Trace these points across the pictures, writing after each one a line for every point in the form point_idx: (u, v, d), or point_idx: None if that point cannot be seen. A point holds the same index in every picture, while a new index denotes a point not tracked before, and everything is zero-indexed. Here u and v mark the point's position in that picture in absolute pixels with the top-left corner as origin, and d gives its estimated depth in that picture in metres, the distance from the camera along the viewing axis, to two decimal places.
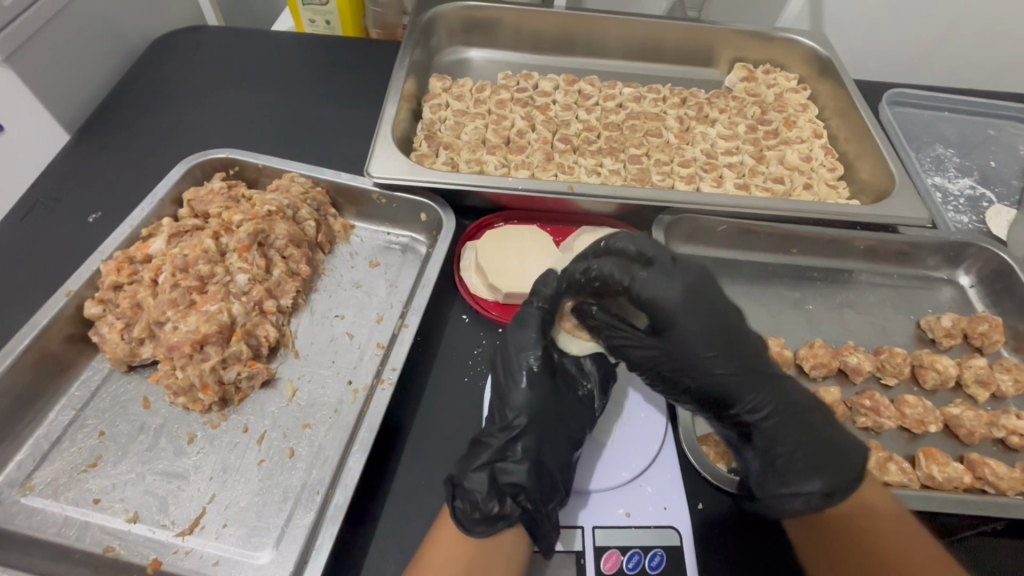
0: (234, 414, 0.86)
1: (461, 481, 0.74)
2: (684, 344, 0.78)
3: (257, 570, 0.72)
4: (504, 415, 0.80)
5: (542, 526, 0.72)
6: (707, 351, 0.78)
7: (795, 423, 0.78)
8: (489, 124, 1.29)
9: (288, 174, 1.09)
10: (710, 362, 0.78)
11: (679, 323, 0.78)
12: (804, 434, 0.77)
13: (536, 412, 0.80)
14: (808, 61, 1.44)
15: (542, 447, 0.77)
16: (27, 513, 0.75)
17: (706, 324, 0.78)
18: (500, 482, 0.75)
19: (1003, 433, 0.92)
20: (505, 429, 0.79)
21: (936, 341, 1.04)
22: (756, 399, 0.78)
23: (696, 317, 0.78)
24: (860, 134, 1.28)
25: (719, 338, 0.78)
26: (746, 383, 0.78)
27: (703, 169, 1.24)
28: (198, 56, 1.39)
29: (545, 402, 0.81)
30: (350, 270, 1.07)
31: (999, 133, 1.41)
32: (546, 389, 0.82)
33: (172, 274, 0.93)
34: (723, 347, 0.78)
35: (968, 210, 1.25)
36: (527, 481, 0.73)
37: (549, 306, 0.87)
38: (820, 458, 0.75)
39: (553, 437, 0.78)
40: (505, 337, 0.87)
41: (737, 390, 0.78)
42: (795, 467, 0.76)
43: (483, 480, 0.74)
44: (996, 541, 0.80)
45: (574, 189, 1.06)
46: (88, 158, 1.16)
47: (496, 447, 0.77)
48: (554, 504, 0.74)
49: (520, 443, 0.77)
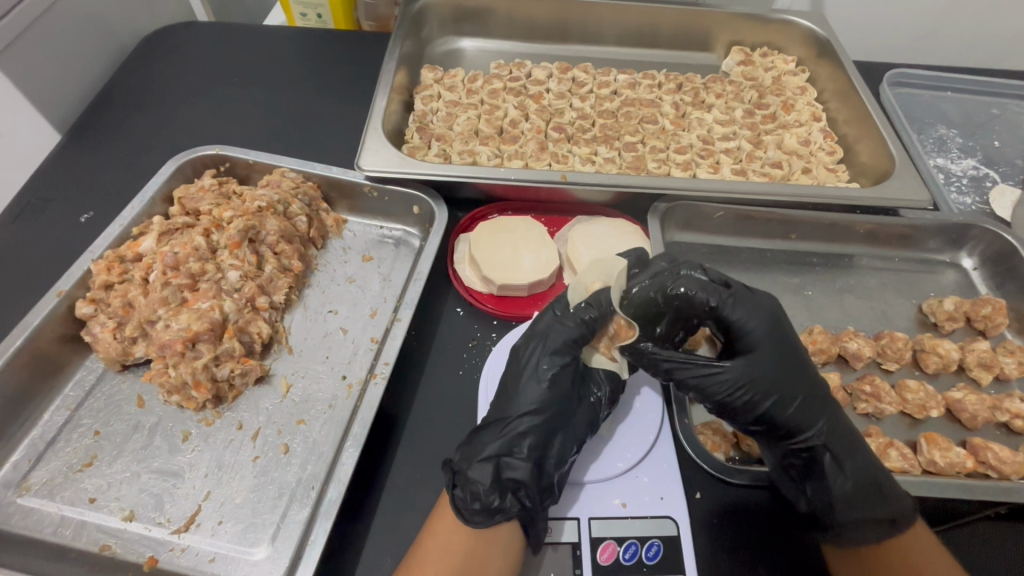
0: (228, 411, 0.86)
1: (463, 470, 0.73)
2: (756, 379, 0.78)
3: (253, 566, 0.72)
4: (514, 409, 0.78)
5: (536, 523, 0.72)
6: (770, 388, 0.78)
7: (848, 448, 0.77)
8: (481, 114, 1.27)
9: (279, 169, 1.09)
10: (777, 397, 0.77)
11: (772, 360, 0.79)
12: (857, 461, 0.76)
13: (552, 411, 0.78)
14: (806, 43, 1.42)
15: (547, 447, 0.76)
16: (23, 514, 0.75)
17: (779, 360, 0.79)
18: (504, 476, 0.73)
19: (1007, 416, 0.90)
20: (515, 422, 0.76)
21: (938, 324, 1.03)
22: (813, 426, 0.77)
23: (760, 354, 0.79)
24: (860, 116, 1.26)
25: (782, 372, 0.79)
26: (807, 413, 0.78)
27: (699, 155, 1.22)
28: (188, 53, 1.38)
29: (560, 401, 0.79)
30: (343, 264, 1.06)
31: (1003, 112, 1.38)
32: (563, 389, 0.79)
33: (163, 272, 0.92)
34: (785, 385, 0.78)
35: (971, 191, 1.22)
36: (528, 478, 0.72)
37: (595, 320, 0.82)
38: (877, 480, 0.75)
39: (562, 436, 0.77)
40: (533, 330, 0.84)
41: (797, 421, 0.77)
42: (860, 496, 0.74)
43: (486, 471, 0.72)
44: (1000, 525, 0.79)
45: (567, 178, 1.04)
46: (79, 158, 1.15)
47: (505, 441, 0.75)
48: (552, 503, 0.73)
49: (528, 439, 0.75)
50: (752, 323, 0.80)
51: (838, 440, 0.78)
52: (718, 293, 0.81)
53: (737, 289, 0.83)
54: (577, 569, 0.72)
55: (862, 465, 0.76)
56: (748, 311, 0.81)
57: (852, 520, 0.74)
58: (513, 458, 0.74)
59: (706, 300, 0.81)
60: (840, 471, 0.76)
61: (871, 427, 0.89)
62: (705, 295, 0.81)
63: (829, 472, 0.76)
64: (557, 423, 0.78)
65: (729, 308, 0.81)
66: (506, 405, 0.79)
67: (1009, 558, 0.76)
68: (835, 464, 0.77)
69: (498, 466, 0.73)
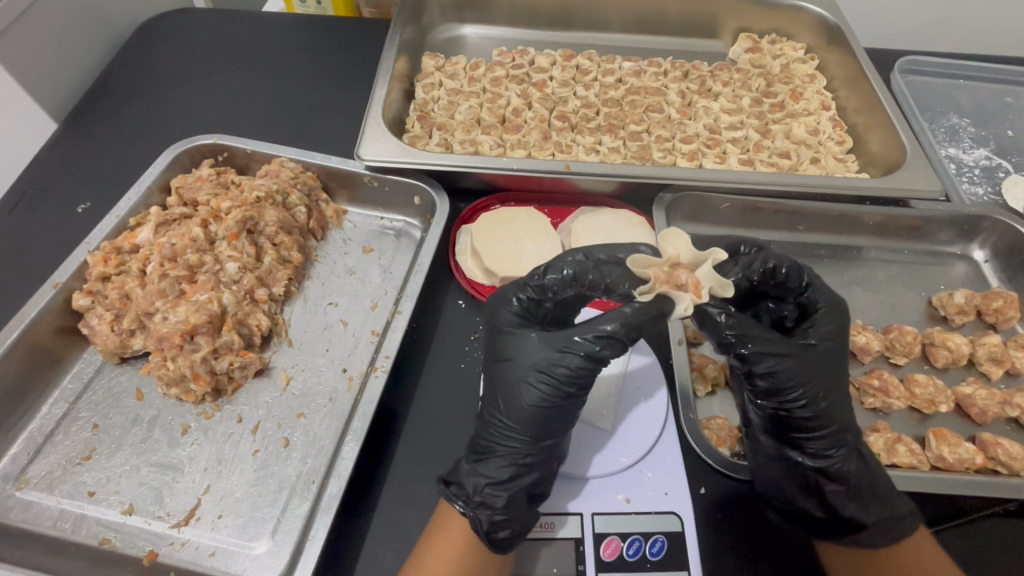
0: (227, 404, 0.85)
1: (461, 467, 0.75)
2: (811, 372, 0.72)
3: (254, 560, 0.72)
4: (491, 412, 0.76)
5: (504, 532, 0.69)
6: (826, 383, 0.74)
7: (863, 459, 0.75)
8: (483, 102, 1.25)
9: (278, 159, 1.07)
10: (829, 396, 0.74)
11: (832, 359, 0.75)
12: (869, 474, 0.74)
13: (515, 414, 0.74)
14: (816, 30, 1.38)
15: (517, 455, 0.73)
16: (23, 507, 0.75)
17: (837, 361, 0.75)
18: (484, 473, 0.73)
19: (1017, 412, 0.89)
20: (492, 424, 0.76)
21: (948, 318, 1.01)
22: (839, 429, 0.74)
23: (826, 348, 0.75)
24: (870, 104, 1.23)
25: (836, 372, 0.75)
26: (839, 416, 0.75)
27: (705, 144, 1.19)
28: (185, 40, 1.36)
29: (527, 408, 0.73)
30: (343, 256, 1.05)
31: (1017, 101, 1.35)
32: (518, 382, 0.74)
33: (160, 263, 0.91)
34: (834, 388, 0.74)
35: (983, 181, 1.19)
36: (500, 475, 0.72)
37: (539, 297, 0.78)
38: (878, 489, 0.73)
39: (525, 429, 0.73)
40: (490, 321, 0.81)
41: (826, 422, 0.74)
42: (870, 499, 0.73)
43: (474, 465, 0.74)
44: (1009, 522, 0.78)
45: (571, 168, 1.02)
46: (75, 147, 1.13)
47: (474, 448, 0.76)
48: (519, 498, 0.71)
49: (500, 438, 0.74)
50: (830, 321, 0.76)
51: (856, 448, 0.75)
52: (809, 285, 0.76)
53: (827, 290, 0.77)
54: (580, 566, 0.71)
55: (869, 478, 0.74)
56: (833, 311, 0.76)
57: (867, 521, 0.72)
58: (481, 467, 0.73)
59: (801, 283, 0.76)
60: (854, 477, 0.74)
61: (879, 422, 0.88)
62: (799, 280, 0.75)
63: (844, 476, 0.74)
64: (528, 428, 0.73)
65: (816, 298, 0.76)
66: (492, 403, 0.77)
67: (1018, 556, 0.75)
68: (851, 470, 0.74)
69: (468, 477, 0.73)
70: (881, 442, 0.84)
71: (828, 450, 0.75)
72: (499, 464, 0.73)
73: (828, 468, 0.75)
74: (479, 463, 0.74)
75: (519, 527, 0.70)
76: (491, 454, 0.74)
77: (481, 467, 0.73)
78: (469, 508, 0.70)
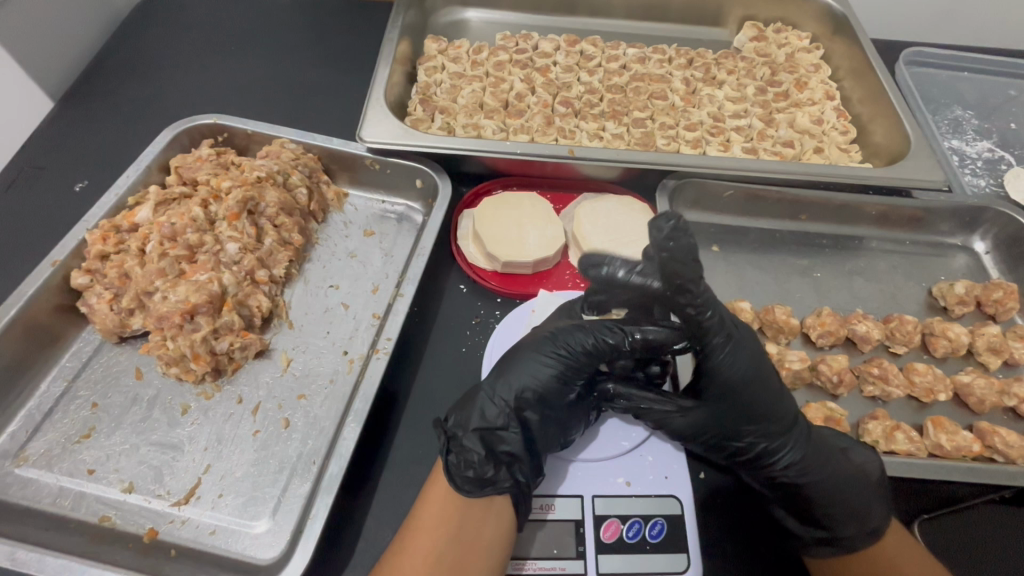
0: (228, 384, 0.85)
1: (455, 412, 0.75)
2: (710, 419, 0.73)
3: (254, 539, 0.72)
4: (500, 368, 0.78)
5: (471, 475, 0.70)
6: (730, 419, 0.73)
7: (823, 473, 0.74)
8: (487, 87, 1.23)
9: (279, 140, 1.06)
10: (733, 427, 0.73)
11: (745, 366, 0.71)
12: (829, 485, 0.73)
13: (525, 378, 0.76)
14: (822, 19, 1.37)
15: (509, 409, 0.74)
16: (21, 484, 0.75)
17: (756, 367, 0.71)
18: (467, 424, 0.73)
19: (1014, 401, 0.89)
20: (495, 381, 0.77)
21: (948, 308, 1.01)
22: (775, 423, 0.73)
23: (736, 347, 0.70)
24: (875, 94, 1.22)
25: (755, 377, 0.71)
26: (762, 411, 0.72)
27: (709, 132, 1.18)
28: (183, 18, 1.34)
29: (544, 377, 0.76)
30: (343, 239, 1.04)
31: (1020, 94, 1.35)
32: (534, 342, 0.79)
33: (160, 243, 0.90)
34: (736, 414, 0.73)
35: (986, 173, 1.19)
36: (478, 427, 0.73)
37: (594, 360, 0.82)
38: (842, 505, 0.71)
39: (515, 379, 0.76)
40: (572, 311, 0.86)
41: (749, 423, 0.73)
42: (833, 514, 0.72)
43: (465, 410, 0.75)
44: (1005, 509, 0.79)
45: (575, 153, 1.01)
46: (72, 126, 1.12)
47: (466, 400, 0.77)
48: (489, 455, 0.71)
49: (494, 393, 0.76)
50: (729, 354, 0.70)
51: (801, 440, 0.74)
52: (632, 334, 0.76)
53: (720, 342, 0.70)
54: (580, 547, 0.72)
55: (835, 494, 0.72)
56: (735, 354, 0.70)
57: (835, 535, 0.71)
58: (468, 409, 0.75)
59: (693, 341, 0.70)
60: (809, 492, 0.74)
61: (877, 410, 0.88)
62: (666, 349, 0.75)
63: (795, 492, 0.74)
64: (539, 399, 0.76)
65: (720, 349, 0.70)
66: (506, 362, 0.79)
67: (1012, 541, 0.76)
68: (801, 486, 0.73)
69: (454, 418, 0.75)
70: (879, 429, 0.84)
71: (770, 449, 0.73)
72: (481, 410, 0.74)
73: (776, 465, 0.74)
74: (468, 406, 0.75)
75: (488, 476, 0.70)
76: (476, 405, 0.75)
77: (466, 408, 0.75)
78: (446, 447, 0.71)
